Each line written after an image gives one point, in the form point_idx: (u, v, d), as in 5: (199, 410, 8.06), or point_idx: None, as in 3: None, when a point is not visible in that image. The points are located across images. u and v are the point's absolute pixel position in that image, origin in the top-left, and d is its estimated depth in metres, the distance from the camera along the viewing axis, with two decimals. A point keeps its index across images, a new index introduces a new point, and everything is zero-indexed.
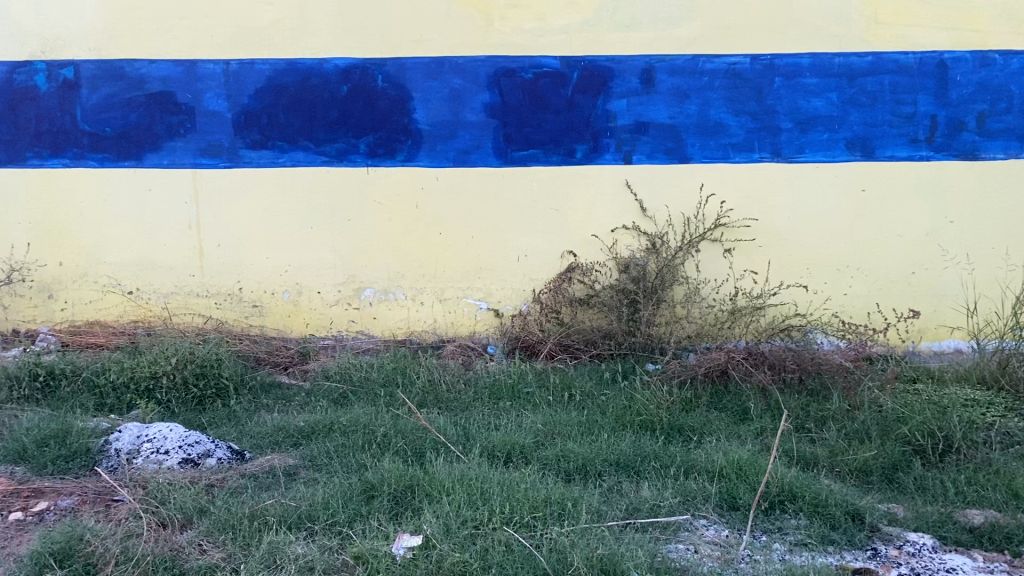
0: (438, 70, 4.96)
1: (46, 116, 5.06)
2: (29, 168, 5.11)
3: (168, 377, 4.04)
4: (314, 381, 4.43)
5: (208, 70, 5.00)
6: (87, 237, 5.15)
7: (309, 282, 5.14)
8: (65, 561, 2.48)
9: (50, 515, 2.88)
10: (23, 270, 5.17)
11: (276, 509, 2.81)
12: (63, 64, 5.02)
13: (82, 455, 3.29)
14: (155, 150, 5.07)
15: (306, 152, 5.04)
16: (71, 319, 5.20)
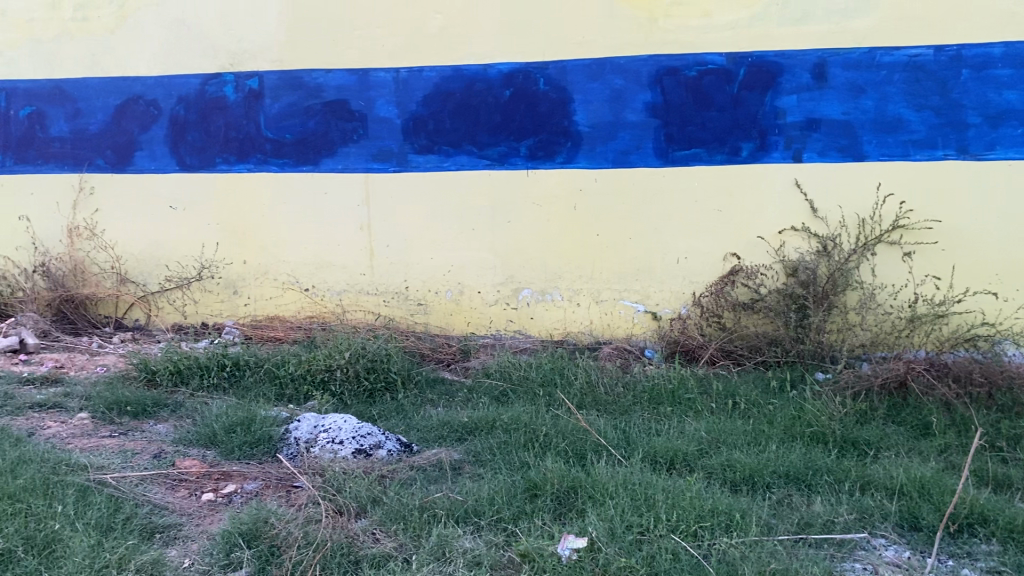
0: (600, 71, 4.95)
1: (234, 124, 5.43)
2: (217, 173, 5.49)
3: (342, 370, 4.25)
4: (475, 378, 4.51)
5: (379, 78, 5.21)
6: (267, 237, 5.48)
7: (471, 282, 5.25)
8: (252, 541, 2.64)
9: (237, 497, 3.08)
10: (212, 268, 5.57)
11: (445, 502, 2.89)
12: (249, 76, 5.37)
13: (266, 443, 3.50)
14: (330, 156, 5.33)
15: (469, 156, 5.15)
16: (253, 313, 5.54)
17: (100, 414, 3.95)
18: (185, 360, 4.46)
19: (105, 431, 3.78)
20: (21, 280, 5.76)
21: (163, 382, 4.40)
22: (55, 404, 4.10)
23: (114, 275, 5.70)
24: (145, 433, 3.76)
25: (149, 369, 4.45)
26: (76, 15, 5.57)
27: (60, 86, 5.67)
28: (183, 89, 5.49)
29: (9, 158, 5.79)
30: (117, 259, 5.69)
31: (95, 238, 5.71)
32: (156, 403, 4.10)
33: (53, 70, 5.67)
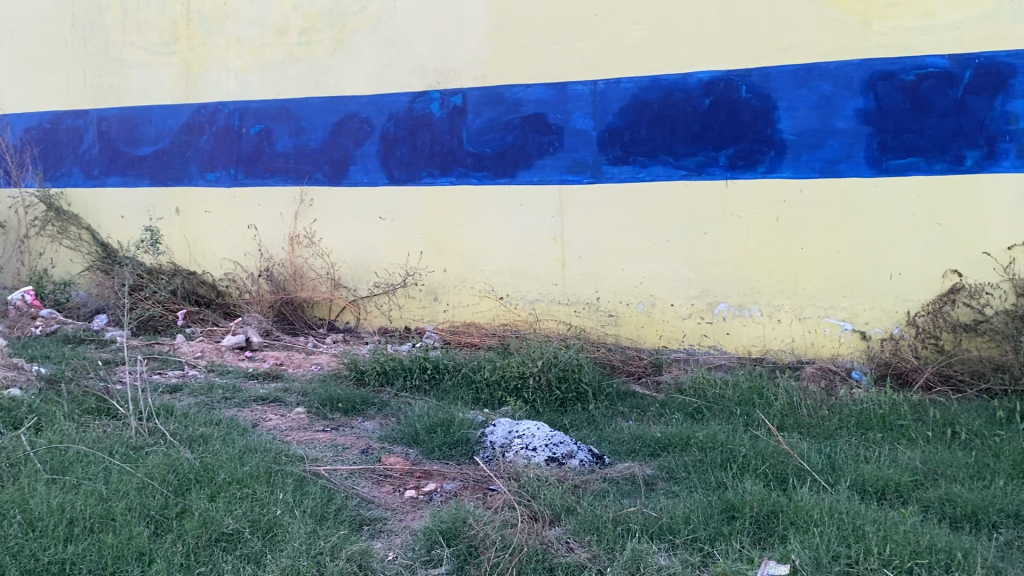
0: (807, 77, 4.75)
1: (438, 139, 5.68)
2: (422, 185, 5.76)
3: (535, 378, 4.32)
4: (668, 394, 4.43)
5: (578, 90, 5.27)
6: (466, 246, 5.67)
7: (664, 294, 5.14)
8: (452, 540, 2.74)
9: (437, 496, 3.20)
10: (415, 275, 5.84)
11: (639, 517, 2.87)
12: (454, 93, 5.60)
13: (464, 444, 3.62)
14: (528, 168, 5.44)
15: (666, 167, 5.09)
16: (451, 319, 5.73)
17: (316, 410, 4.25)
18: (390, 361, 4.70)
19: (319, 425, 4.05)
20: (248, 283, 6.28)
21: (371, 382, 4.66)
22: (276, 398, 4.44)
23: (328, 280, 6.11)
24: (354, 429, 4.00)
25: (358, 369, 4.73)
26: (301, 39, 6.05)
27: (285, 106, 6.17)
28: (393, 107, 5.81)
29: (240, 172, 6.36)
30: (332, 266, 6.10)
31: (313, 246, 6.14)
32: (364, 401, 4.35)
33: (279, 91, 6.18)
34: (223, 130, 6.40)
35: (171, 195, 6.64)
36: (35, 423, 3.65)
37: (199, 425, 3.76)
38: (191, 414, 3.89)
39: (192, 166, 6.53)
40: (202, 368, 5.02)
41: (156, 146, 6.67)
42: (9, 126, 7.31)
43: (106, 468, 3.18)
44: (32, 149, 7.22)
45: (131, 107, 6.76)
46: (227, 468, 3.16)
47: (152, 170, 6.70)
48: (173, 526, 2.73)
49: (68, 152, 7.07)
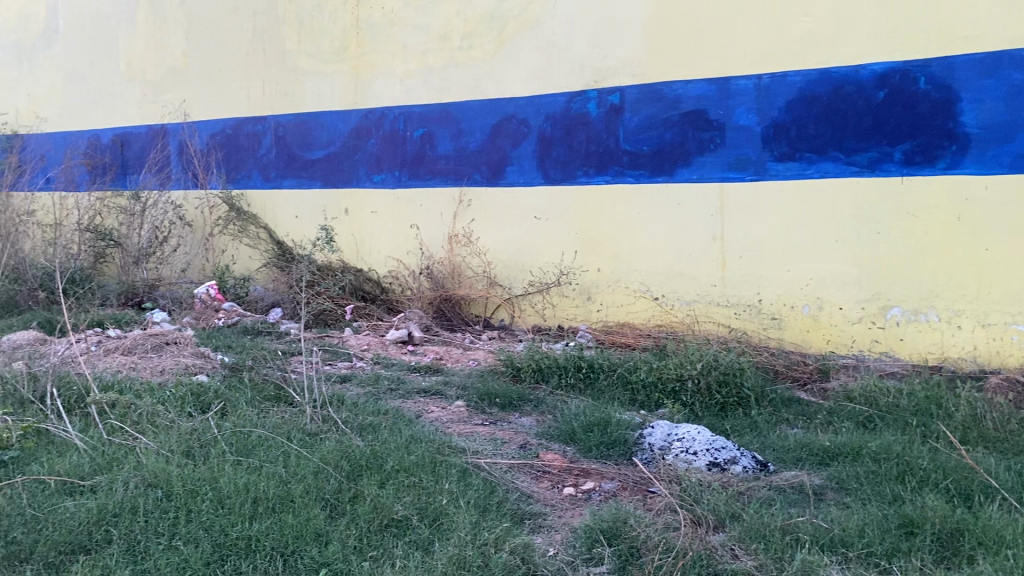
0: (995, 65, 4.41)
1: (595, 138, 5.68)
2: (579, 184, 5.77)
3: (694, 380, 4.24)
4: (836, 401, 4.24)
5: (740, 86, 5.13)
6: (622, 246, 5.63)
7: (831, 297, 4.91)
8: (612, 539, 2.73)
9: (596, 495, 3.20)
10: (570, 275, 5.84)
11: (808, 527, 2.76)
12: (611, 91, 5.58)
13: (622, 445, 3.60)
14: (687, 166, 5.35)
15: (835, 163, 4.87)
16: (606, 319, 5.69)
17: (475, 403, 4.34)
18: (546, 359, 4.73)
19: (478, 419, 4.13)
20: (409, 280, 6.49)
21: (527, 379, 4.71)
22: (437, 391, 4.57)
23: (485, 278, 6.23)
24: (512, 424, 4.05)
25: (515, 366, 4.79)
26: (463, 44, 6.20)
27: (446, 109, 6.34)
28: (551, 107, 5.86)
29: (404, 173, 6.60)
30: (489, 264, 6.22)
31: (471, 245, 6.28)
32: (521, 397, 4.40)
33: (441, 94, 6.36)
34: (388, 133, 6.65)
35: (340, 196, 6.97)
36: (222, 407, 3.93)
37: (367, 414, 3.93)
38: (360, 404, 4.07)
39: (360, 168, 6.84)
40: (368, 360, 5.23)
41: (327, 149, 7.03)
42: (196, 132, 7.89)
43: (285, 452, 3.38)
44: (217, 153, 7.77)
45: (305, 113, 7.15)
46: (394, 457, 3.29)
47: (323, 173, 7.07)
48: (347, 510, 2.86)
49: (248, 156, 7.56)
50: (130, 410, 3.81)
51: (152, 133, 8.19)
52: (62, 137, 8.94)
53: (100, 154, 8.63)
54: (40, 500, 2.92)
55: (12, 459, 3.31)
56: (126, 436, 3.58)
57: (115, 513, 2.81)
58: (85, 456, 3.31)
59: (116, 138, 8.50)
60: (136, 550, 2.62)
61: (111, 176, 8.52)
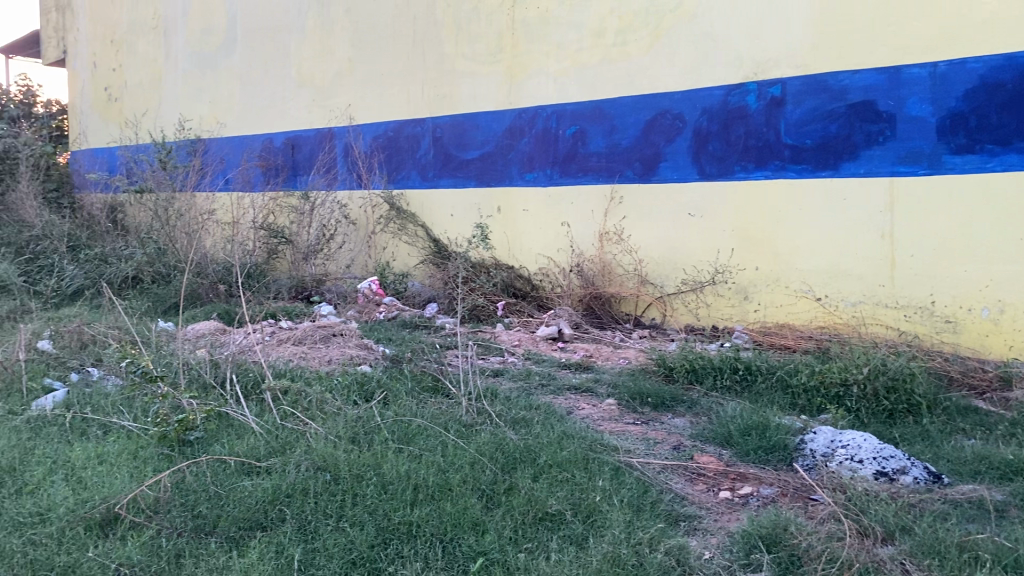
0: None
1: (755, 133, 5.51)
2: (736, 180, 5.62)
3: (859, 386, 4.04)
4: (1019, 412, 3.93)
5: (913, 74, 4.84)
6: (782, 244, 5.44)
7: (1015, 299, 4.54)
8: (772, 546, 2.64)
9: (754, 500, 3.11)
10: (725, 273, 5.70)
11: (989, 546, 2.57)
12: (772, 83, 5.41)
13: (781, 450, 3.49)
14: (853, 160, 5.10)
15: (1022, 155, 4.50)
16: (763, 319, 5.53)
17: (627, 402, 4.31)
18: (700, 360, 4.65)
19: (630, 418, 4.10)
20: (560, 278, 6.53)
21: (680, 379, 4.63)
22: (588, 389, 4.58)
23: (637, 276, 6.18)
24: (665, 425, 4.00)
25: (668, 366, 4.73)
26: (618, 40, 6.17)
27: (600, 106, 6.33)
28: (708, 101, 5.73)
29: (556, 171, 6.64)
30: (640, 262, 6.16)
31: (622, 242, 6.25)
32: (674, 398, 4.34)
33: (595, 92, 6.36)
34: (542, 132, 6.72)
35: (494, 195, 7.10)
36: (383, 396, 4.10)
37: (521, 408, 3.99)
38: (513, 399, 4.14)
39: (513, 167, 6.93)
40: (521, 356, 5.31)
41: (482, 149, 7.17)
42: (360, 135, 8.24)
43: (443, 442, 3.49)
44: (379, 155, 8.08)
45: (461, 113, 7.32)
46: (547, 452, 3.32)
47: (478, 172, 7.22)
48: (503, 501, 2.92)
49: (408, 156, 7.83)
50: (300, 397, 4.04)
51: (320, 136, 8.63)
52: (240, 141, 9.57)
53: (273, 156, 9.17)
54: (222, 479, 3.14)
55: (198, 438, 3.58)
56: (297, 422, 3.80)
57: (288, 493, 2.99)
58: (261, 439, 3.54)
59: (288, 141, 9.01)
60: (307, 529, 2.78)
61: (283, 178, 9.04)
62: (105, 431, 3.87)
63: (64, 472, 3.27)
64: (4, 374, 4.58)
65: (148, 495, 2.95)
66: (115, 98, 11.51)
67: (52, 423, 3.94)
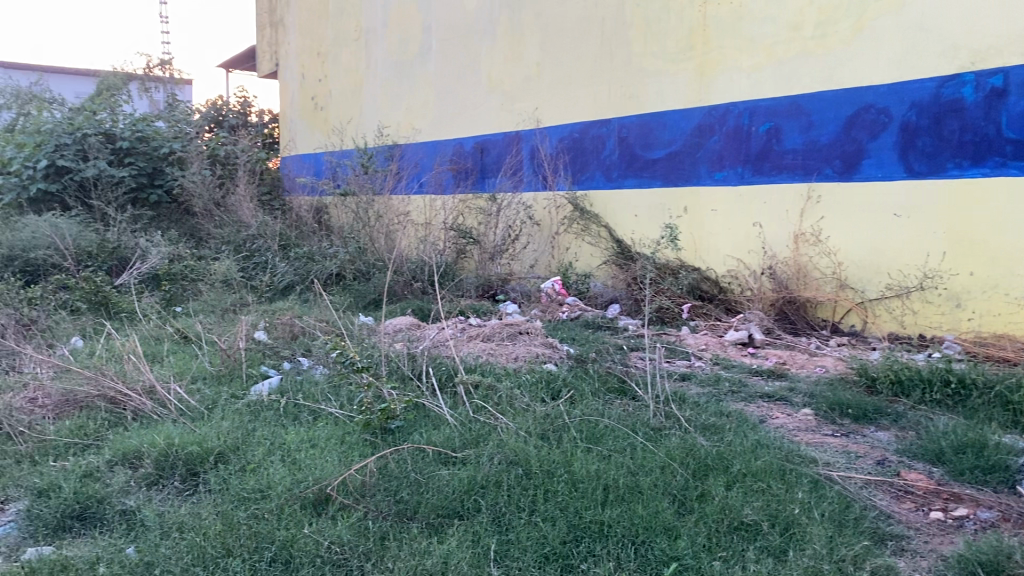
0: None
1: (971, 127, 5.08)
2: (949, 178, 5.21)
3: None
4: None
5: None
6: (1002, 248, 4.96)
7: None
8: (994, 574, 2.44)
9: (970, 524, 2.88)
10: (935, 278, 5.29)
11: None
12: (993, 73, 4.96)
13: (1001, 471, 3.20)
14: None
15: None
16: (977, 329, 5.11)
17: (824, 413, 4.12)
18: (906, 371, 4.36)
19: (828, 429, 3.92)
20: (750, 280, 6.33)
21: (883, 391, 4.37)
22: (781, 397, 4.41)
23: (834, 280, 5.89)
24: (867, 438, 3.79)
25: (870, 376, 4.48)
26: (817, 33, 5.90)
27: (797, 102, 6.09)
28: (917, 94, 5.37)
29: (748, 170, 6.45)
30: (839, 266, 5.86)
31: (820, 244, 5.97)
32: (877, 410, 4.10)
33: (792, 87, 6.12)
34: (733, 130, 6.54)
35: (681, 195, 6.98)
36: (570, 395, 4.15)
37: (711, 414, 3.91)
38: (702, 404, 4.06)
39: (702, 167, 6.80)
40: (708, 360, 5.19)
41: (670, 149, 7.08)
42: (547, 137, 8.35)
43: (632, 444, 3.48)
44: (565, 156, 8.15)
45: (649, 113, 7.26)
46: (740, 460, 3.23)
47: (665, 172, 7.13)
48: (695, 507, 2.87)
49: (593, 157, 7.86)
50: (490, 393, 4.16)
51: (508, 140, 8.83)
52: (433, 146, 9.97)
53: (463, 160, 9.48)
54: (421, 467, 3.29)
55: (398, 427, 3.78)
56: (489, 416, 3.91)
57: (482, 485, 3.09)
58: (456, 430, 3.68)
59: (477, 145, 9.28)
60: (501, 521, 2.86)
61: (472, 181, 9.32)
62: (315, 416, 4.16)
63: (281, 452, 3.55)
64: (228, 361, 5.03)
65: (355, 478, 3.14)
66: (320, 107, 12.32)
67: (268, 406, 4.28)
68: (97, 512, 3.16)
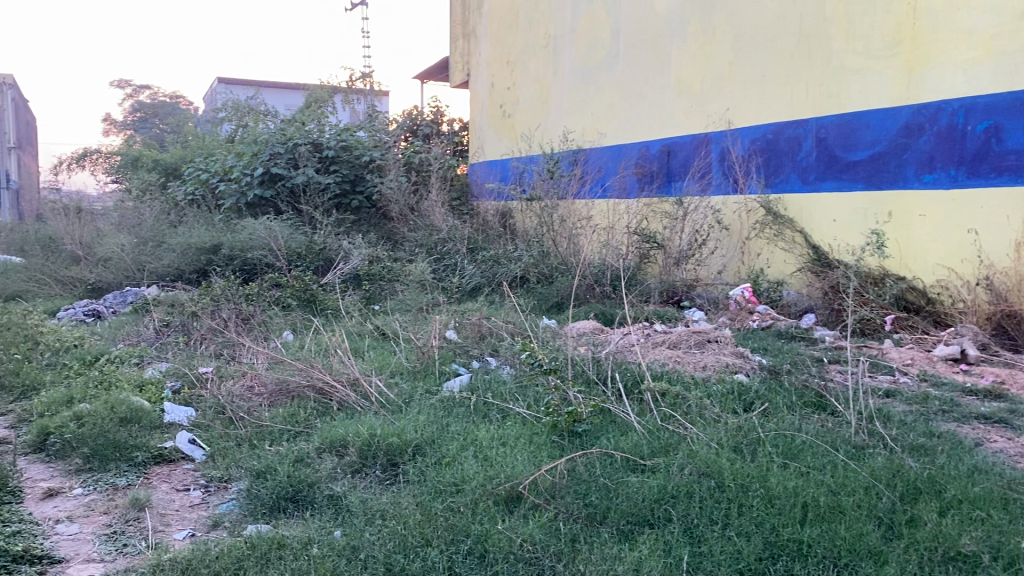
0: None
1: None
2: None
3: None
4: None
5: None
6: None
7: None
8: None
9: None
10: None
11: None
12: None
13: None
14: None
15: None
16: None
17: None
18: None
19: None
20: (963, 292, 5.86)
21: None
22: (1001, 419, 4.05)
23: None
24: None
25: None
26: None
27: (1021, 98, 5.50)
28: None
29: (962, 172, 5.96)
30: None
31: None
32: None
33: (1014, 81, 5.55)
34: (945, 129, 6.07)
35: (885, 198, 6.58)
36: (763, 408, 4.01)
37: (920, 434, 3.65)
38: (909, 423, 3.80)
39: (909, 168, 6.38)
40: (913, 376, 4.86)
41: (873, 149, 6.69)
42: (738, 139, 8.12)
43: (833, 461, 3.32)
44: (757, 159, 7.90)
45: (850, 113, 6.90)
46: (956, 486, 3.00)
47: (867, 174, 6.76)
48: (904, 533, 2.69)
49: (788, 159, 7.57)
50: (679, 401, 4.09)
51: (697, 142, 8.67)
52: (618, 150, 9.95)
53: (649, 163, 9.40)
54: (610, 472, 3.29)
55: (585, 430, 3.79)
56: (677, 424, 3.84)
57: (673, 494, 3.05)
58: (644, 438, 3.64)
59: (664, 148, 9.17)
60: (693, 532, 2.81)
61: (657, 184, 9.24)
62: (504, 415, 4.26)
63: (474, 449, 3.66)
64: (422, 358, 5.26)
65: (545, 478, 3.19)
66: (508, 114, 12.61)
67: (460, 403, 4.43)
68: (307, 495, 3.40)
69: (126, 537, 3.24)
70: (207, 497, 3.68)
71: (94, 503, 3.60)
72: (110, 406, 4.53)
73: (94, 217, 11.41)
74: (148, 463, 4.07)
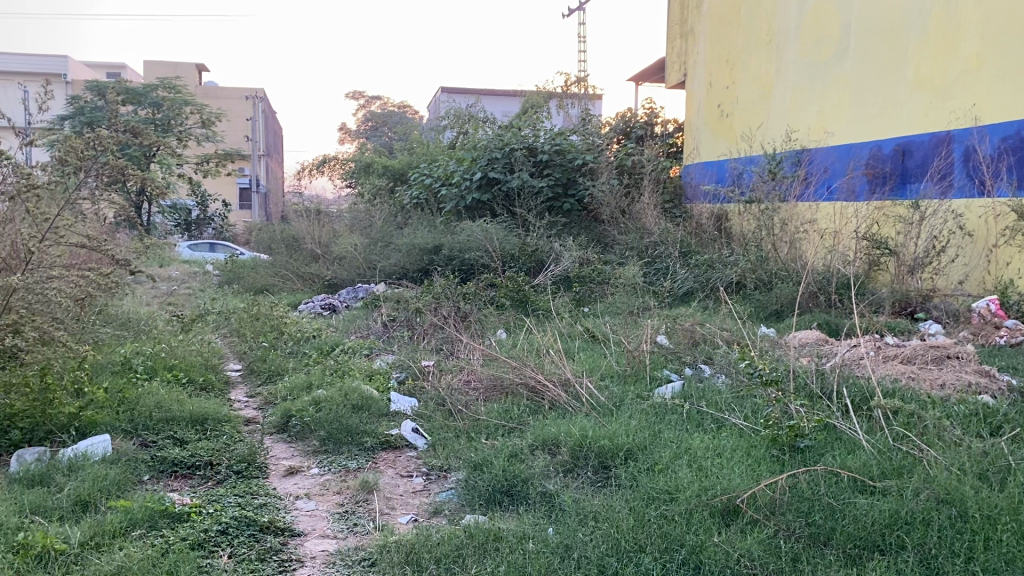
0: None
1: None
2: None
3: None
4: None
5: None
6: None
7: None
8: None
9: None
10: None
11: None
12: None
13: None
14: None
15: None
16: None
17: None
18: None
19: None
20: None
21: None
22: None
23: None
24: None
25: None
26: None
27: None
28: None
29: None
30: None
31: None
32: None
33: None
34: None
35: None
36: (1014, 433, 3.63)
37: None
38: None
39: None
40: None
41: None
42: (986, 137, 7.37)
43: None
44: (1009, 159, 7.12)
45: None
46: None
47: None
48: None
49: None
50: (914, 421, 3.79)
51: (937, 141, 8.00)
52: (846, 150, 9.37)
53: (881, 164, 8.80)
54: (835, 492, 3.10)
55: (808, 446, 3.60)
56: (912, 445, 3.56)
57: (907, 521, 2.83)
58: (874, 458, 3.41)
59: (899, 147, 8.53)
60: (931, 564, 2.60)
61: (891, 186, 8.65)
62: (718, 425, 4.14)
63: (687, 458, 3.58)
64: (633, 362, 5.24)
65: (766, 494, 3.06)
66: (726, 114, 12.27)
67: (672, 410, 4.37)
68: (522, 490, 3.47)
69: (356, 517, 3.47)
70: (429, 484, 3.86)
71: (329, 483, 3.88)
72: (344, 394, 4.93)
73: (331, 219, 12.38)
74: (376, 448, 4.34)
